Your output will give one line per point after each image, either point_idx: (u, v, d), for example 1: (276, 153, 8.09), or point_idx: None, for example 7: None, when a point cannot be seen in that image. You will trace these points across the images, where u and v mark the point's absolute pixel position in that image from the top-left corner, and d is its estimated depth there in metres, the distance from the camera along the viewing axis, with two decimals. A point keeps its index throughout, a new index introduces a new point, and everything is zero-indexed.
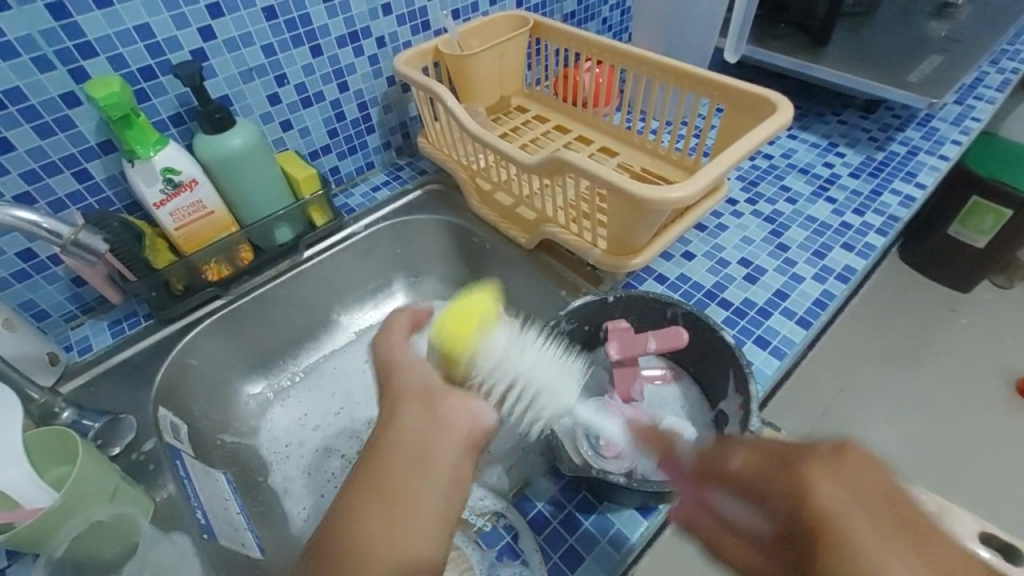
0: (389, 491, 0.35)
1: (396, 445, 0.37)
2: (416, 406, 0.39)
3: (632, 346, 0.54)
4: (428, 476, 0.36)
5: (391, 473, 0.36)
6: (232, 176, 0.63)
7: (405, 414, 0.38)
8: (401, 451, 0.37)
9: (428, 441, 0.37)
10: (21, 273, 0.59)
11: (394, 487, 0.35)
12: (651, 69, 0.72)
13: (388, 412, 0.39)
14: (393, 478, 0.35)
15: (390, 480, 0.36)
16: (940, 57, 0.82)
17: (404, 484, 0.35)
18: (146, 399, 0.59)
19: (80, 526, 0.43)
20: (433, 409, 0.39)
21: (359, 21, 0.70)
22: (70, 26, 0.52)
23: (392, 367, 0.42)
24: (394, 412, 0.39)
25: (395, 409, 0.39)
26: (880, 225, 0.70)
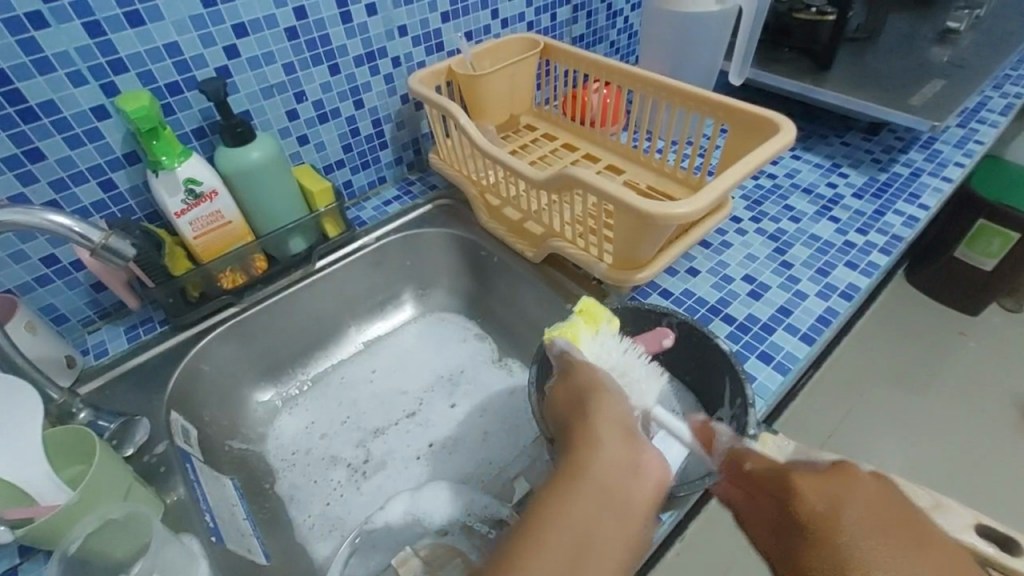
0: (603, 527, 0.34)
1: (601, 460, 0.37)
2: (618, 443, 0.38)
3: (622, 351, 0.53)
4: (615, 518, 0.35)
5: (584, 509, 0.34)
6: (251, 187, 0.65)
7: (612, 445, 0.38)
8: (603, 474, 0.36)
9: (623, 498, 0.36)
10: (43, 277, 0.61)
11: (606, 497, 0.35)
12: (657, 90, 0.74)
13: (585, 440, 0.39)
14: (585, 516, 0.34)
15: (586, 517, 0.34)
16: (943, 82, 0.84)
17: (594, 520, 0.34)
18: (159, 403, 0.60)
19: (95, 522, 0.44)
20: (633, 456, 0.38)
21: (376, 42, 0.73)
22: (104, 43, 0.55)
23: (596, 392, 0.43)
24: (595, 436, 0.38)
25: (592, 443, 0.38)
26: (883, 244, 0.70)
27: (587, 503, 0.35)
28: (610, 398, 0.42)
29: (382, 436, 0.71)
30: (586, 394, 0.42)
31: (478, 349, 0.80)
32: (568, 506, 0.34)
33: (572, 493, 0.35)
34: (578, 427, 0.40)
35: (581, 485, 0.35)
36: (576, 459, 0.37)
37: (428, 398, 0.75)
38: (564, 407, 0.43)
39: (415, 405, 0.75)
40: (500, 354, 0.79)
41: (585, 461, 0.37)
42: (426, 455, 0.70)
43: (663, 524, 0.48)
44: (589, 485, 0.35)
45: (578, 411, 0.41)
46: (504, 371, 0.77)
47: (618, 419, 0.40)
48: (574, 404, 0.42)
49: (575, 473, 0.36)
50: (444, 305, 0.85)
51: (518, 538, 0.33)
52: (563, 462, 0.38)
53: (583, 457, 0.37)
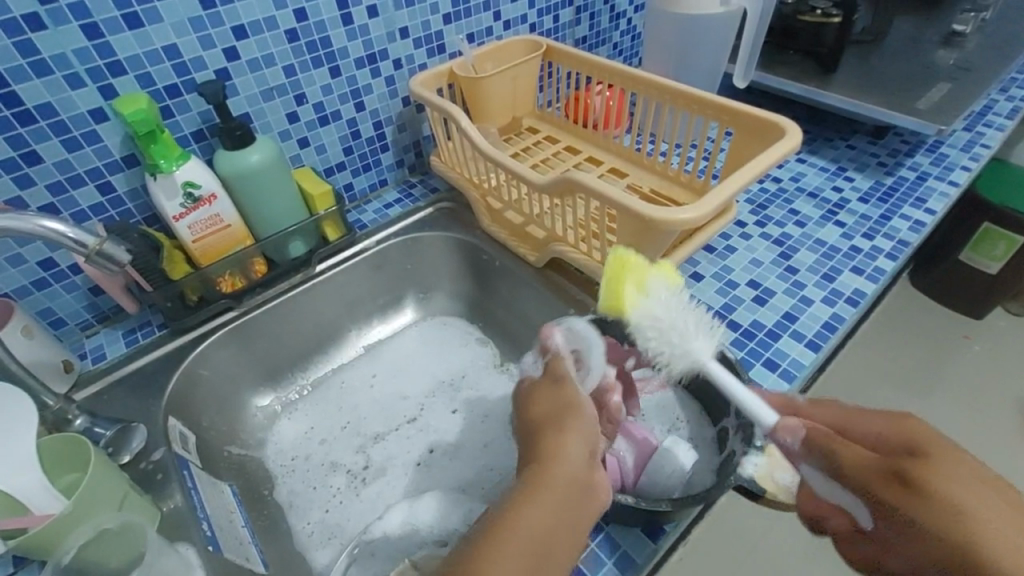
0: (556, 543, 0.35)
1: (562, 474, 0.37)
2: (579, 458, 0.38)
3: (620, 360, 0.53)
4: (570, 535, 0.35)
5: (537, 521, 0.34)
6: (250, 190, 0.64)
7: (573, 463, 0.38)
8: (562, 490, 0.36)
9: (576, 516, 0.36)
10: (41, 281, 0.60)
11: (559, 514, 0.35)
12: (660, 93, 0.73)
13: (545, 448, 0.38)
14: (541, 530, 0.34)
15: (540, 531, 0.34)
16: (949, 85, 0.83)
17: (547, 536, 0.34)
18: (156, 408, 0.60)
19: (88, 533, 0.43)
20: (588, 475, 0.38)
21: (378, 44, 0.72)
22: (102, 45, 0.54)
23: (562, 406, 0.41)
24: (562, 451, 0.38)
25: (557, 457, 0.38)
26: (889, 249, 0.70)
27: (542, 517, 0.35)
28: (584, 416, 0.41)
29: (382, 442, 0.71)
30: (562, 405, 0.41)
31: (480, 353, 0.79)
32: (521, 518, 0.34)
33: (530, 508, 0.35)
34: (547, 437, 0.39)
35: (541, 497, 0.35)
36: (539, 474, 0.37)
37: (429, 404, 0.74)
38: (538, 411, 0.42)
39: (416, 410, 0.74)
40: (502, 359, 0.78)
41: (546, 474, 0.37)
42: (426, 461, 0.69)
43: (667, 536, 0.47)
44: (545, 502, 0.35)
45: (550, 420, 0.40)
46: (505, 377, 0.76)
47: (586, 435, 0.40)
48: (552, 412, 0.41)
49: (536, 487, 0.36)
50: (445, 309, 0.84)
51: (473, 548, 0.33)
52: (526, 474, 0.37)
53: (542, 469, 0.37)
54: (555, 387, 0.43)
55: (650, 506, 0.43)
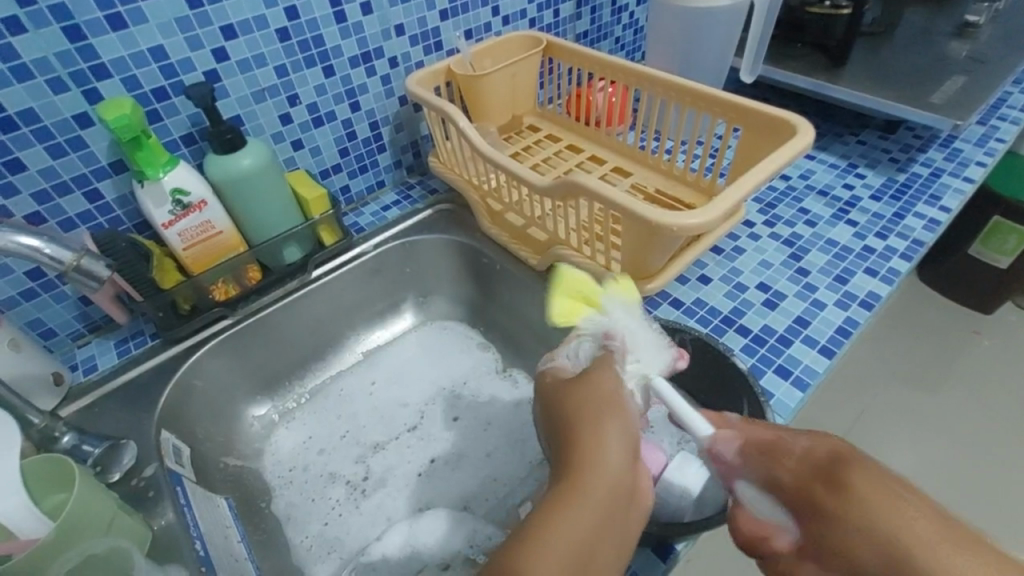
0: (596, 549, 0.33)
1: (604, 474, 0.35)
2: (625, 459, 0.36)
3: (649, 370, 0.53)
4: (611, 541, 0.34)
5: (582, 524, 0.33)
6: (243, 196, 0.62)
7: (616, 466, 0.36)
8: (607, 494, 0.34)
9: (620, 520, 0.34)
10: (29, 292, 0.59)
11: (605, 521, 0.34)
12: (665, 90, 0.71)
13: (591, 447, 0.36)
14: (583, 537, 0.32)
15: (582, 534, 0.32)
16: (963, 78, 0.80)
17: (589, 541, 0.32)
18: (148, 423, 0.58)
19: (75, 559, 0.42)
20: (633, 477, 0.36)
21: (372, 42, 0.70)
22: (85, 48, 0.52)
23: (604, 400, 0.39)
24: (602, 451, 0.36)
25: (605, 461, 0.35)
26: (904, 249, 0.67)
27: (586, 523, 0.33)
28: (626, 415, 0.39)
29: (382, 452, 0.69)
30: (599, 397, 0.39)
31: (480, 358, 0.77)
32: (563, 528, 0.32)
33: (573, 517, 0.33)
34: (586, 436, 0.37)
35: (587, 505, 0.33)
36: (579, 477, 0.35)
37: (430, 411, 0.73)
38: (574, 403, 0.39)
39: (416, 418, 0.72)
40: (504, 365, 0.76)
41: (587, 476, 0.35)
42: (427, 472, 0.67)
43: (678, 556, 0.45)
44: (594, 508, 0.33)
45: (588, 415, 0.38)
46: (507, 383, 0.74)
47: (629, 430, 0.38)
48: (591, 407, 0.38)
49: (576, 491, 0.34)
50: (445, 313, 0.82)
51: (518, 552, 0.31)
52: (567, 475, 0.35)
53: (587, 472, 0.35)
54: (596, 381, 0.40)
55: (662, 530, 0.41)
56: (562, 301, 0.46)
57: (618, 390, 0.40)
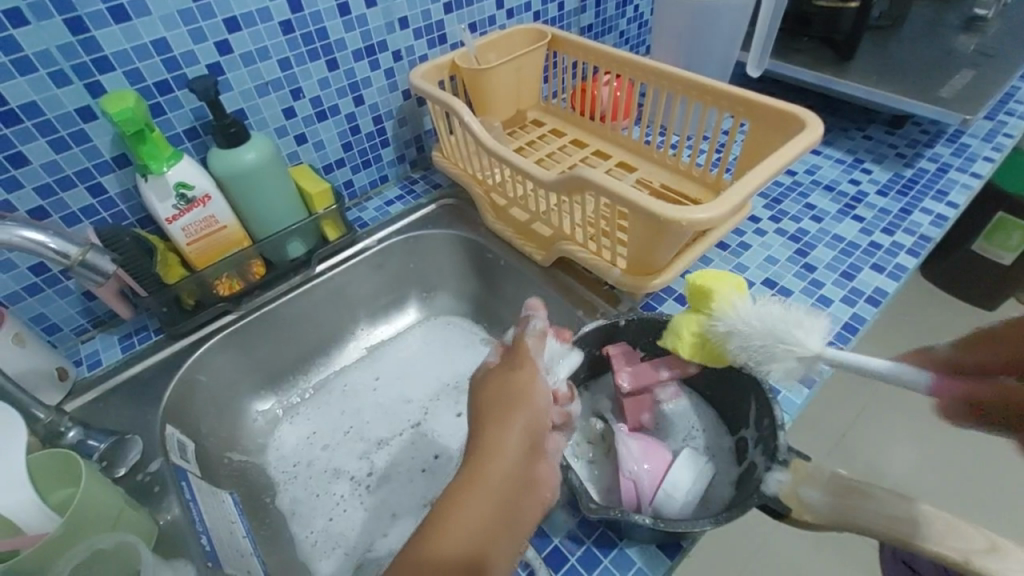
0: (495, 530, 0.35)
1: (497, 464, 0.37)
2: (522, 450, 0.39)
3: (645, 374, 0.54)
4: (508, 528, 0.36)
5: (473, 510, 0.35)
6: (246, 190, 0.62)
7: (512, 459, 0.38)
8: (501, 486, 0.37)
9: (516, 506, 0.36)
10: (32, 286, 0.58)
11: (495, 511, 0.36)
12: (671, 83, 0.70)
13: (485, 442, 0.39)
14: (475, 524, 0.35)
15: (473, 518, 0.35)
16: (971, 72, 0.80)
17: (480, 523, 0.35)
18: (154, 419, 0.58)
19: (82, 554, 0.42)
20: (533, 466, 0.39)
21: (376, 35, 0.69)
22: (87, 41, 0.52)
23: (509, 398, 0.41)
24: (500, 445, 0.38)
25: (495, 450, 0.38)
26: (911, 245, 0.67)
27: (481, 515, 0.35)
28: (532, 405, 0.41)
29: (386, 447, 0.69)
30: (515, 385, 0.42)
31: (485, 354, 0.77)
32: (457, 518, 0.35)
33: (467, 508, 0.35)
34: (490, 429, 0.39)
35: (480, 495, 0.36)
36: (478, 467, 0.37)
37: (434, 407, 0.73)
38: (483, 398, 0.42)
39: (420, 414, 0.72)
40: None
41: (485, 468, 0.37)
42: (431, 467, 0.67)
43: (685, 552, 0.45)
44: (480, 497, 0.36)
45: (501, 404, 0.41)
46: None
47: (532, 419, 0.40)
48: (499, 402, 0.41)
49: (473, 482, 0.36)
50: (449, 309, 0.82)
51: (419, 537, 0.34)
52: (468, 464, 0.38)
53: (477, 463, 0.37)
54: (498, 377, 0.43)
55: (670, 527, 0.41)
56: (682, 321, 0.50)
57: (531, 383, 0.42)
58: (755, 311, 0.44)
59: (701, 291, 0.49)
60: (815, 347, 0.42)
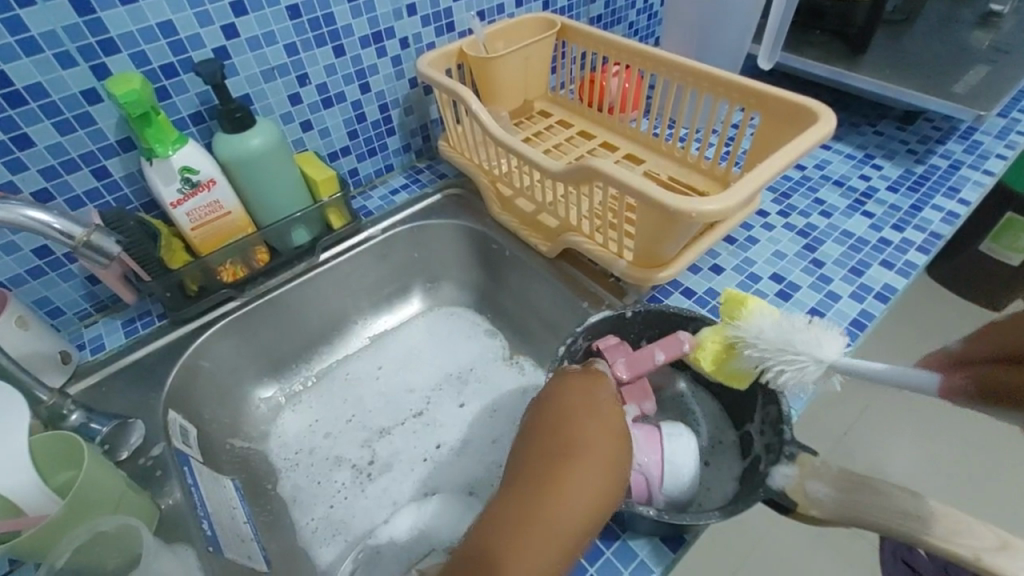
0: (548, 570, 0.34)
1: (561, 493, 0.37)
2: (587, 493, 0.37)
3: (639, 364, 0.52)
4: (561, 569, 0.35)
5: (527, 545, 0.35)
6: (251, 176, 0.62)
7: (577, 498, 0.37)
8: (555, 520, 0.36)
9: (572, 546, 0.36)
10: (36, 270, 0.58)
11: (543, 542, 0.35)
12: (681, 75, 0.70)
13: (552, 474, 0.38)
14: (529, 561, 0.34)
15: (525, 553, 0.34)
16: (986, 68, 0.79)
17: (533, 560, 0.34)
18: (156, 402, 0.58)
19: (84, 535, 0.42)
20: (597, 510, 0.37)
21: (383, 22, 0.68)
22: (93, 22, 0.51)
23: (580, 429, 0.40)
24: (566, 482, 0.37)
25: (560, 487, 0.37)
26: (921, 242, 0.66)
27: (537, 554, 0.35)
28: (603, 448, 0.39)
29: (388, 436, 0.69)
30: (593, 417, 0.42)
31: (488, 346, 0.77)
32: (505, 531, 0.36)
33: (524, 538, 0.35)
34: (558, 462, 0.38)
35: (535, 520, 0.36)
36: (541, 498, 0.37)
37: (436, 397, 0.72)
38: (552, 423, 0.41)
39: (422, 404, 0.72)
40: (511, 352, 0.76)
41: (547, 505, 0.36)
42: (434, 457, 0.67)
43: (688, 546, 0.45)
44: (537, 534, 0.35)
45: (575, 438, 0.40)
46: (515, 370, 0.74)
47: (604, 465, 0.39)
48: (570, 436, 0.40)
49: (532, 517, 0.36)
50: (452, 299, 0.82)
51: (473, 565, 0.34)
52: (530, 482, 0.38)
53: (540, 498, 0.37)
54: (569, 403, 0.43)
55: (673, 519, 0.41)
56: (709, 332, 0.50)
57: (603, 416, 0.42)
58: (773, 321, 0.45)
59: (739, 303, 0.48)
60: (829, 356, 0.41)
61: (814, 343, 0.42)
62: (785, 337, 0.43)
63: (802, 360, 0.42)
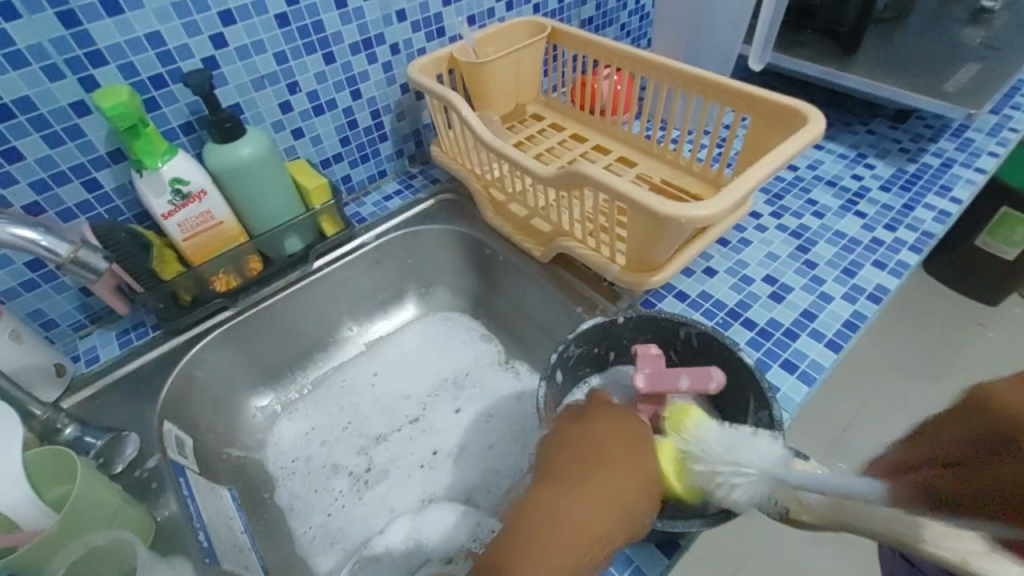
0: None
1: (572, 514, 0.40)
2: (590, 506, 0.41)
3: (661, 380, 0.51)
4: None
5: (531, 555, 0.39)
6: (242, 186, 0.62)
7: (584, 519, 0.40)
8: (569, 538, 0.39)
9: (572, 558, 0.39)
10: (29, 282, 0.58)
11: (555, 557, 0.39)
12: (671, 77, 0.70)
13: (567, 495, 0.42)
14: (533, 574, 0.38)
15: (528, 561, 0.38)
16: (977, 66, 0.79)
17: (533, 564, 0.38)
18: (150, 414, 0.58)
19: (78, 551, 0.43)
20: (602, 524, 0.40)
21: (373, 28, 0.68)
22: (80, 34, 0.51)
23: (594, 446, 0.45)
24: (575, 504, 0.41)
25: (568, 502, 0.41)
26: (913, 241, 0.66)
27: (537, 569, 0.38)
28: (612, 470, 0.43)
29: (384, 443, 0.69)
30: (612, 442, 0.45)
31: (483, 350, 0.77)
32: (523, 549, 0.39)
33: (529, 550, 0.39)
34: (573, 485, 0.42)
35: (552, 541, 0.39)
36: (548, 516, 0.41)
37: (432, 403, 0.72)
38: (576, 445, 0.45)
39: (418, 410, 0.72)
40: (506, 356, 0.76)
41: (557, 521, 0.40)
42: (430, 463, 0.67)
43: (683, 551, 0.45)
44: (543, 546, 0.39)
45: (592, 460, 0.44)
46: (511, 375, 0.74)
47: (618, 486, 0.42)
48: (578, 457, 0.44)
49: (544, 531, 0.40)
50: (448, 304, 0.82)
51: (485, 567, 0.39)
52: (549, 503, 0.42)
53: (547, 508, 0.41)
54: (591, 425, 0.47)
55: (662, 522, 0.42)
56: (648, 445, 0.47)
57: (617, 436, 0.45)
58: (719, 433, 0.43)
59: (680, 416, 0.46)
60: (766, 465, 0.39)
61: (754, 452, 0.40)
62: (730, 446, 0.41)
63: (746, 473, 0.39)
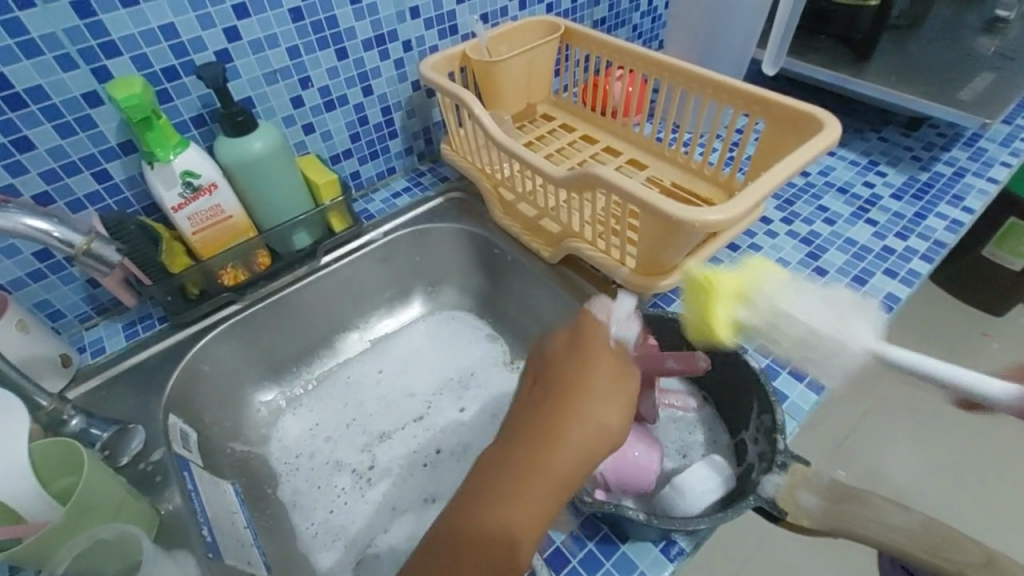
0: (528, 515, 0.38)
1: (553, 456, 0.40)
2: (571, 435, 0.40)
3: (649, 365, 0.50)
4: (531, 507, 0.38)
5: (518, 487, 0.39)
6: (252, 180, 0.61)
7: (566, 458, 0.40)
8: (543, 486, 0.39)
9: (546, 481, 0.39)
10: (36, 272, 0.58)
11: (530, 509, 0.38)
12: (684, 80, 0.69)
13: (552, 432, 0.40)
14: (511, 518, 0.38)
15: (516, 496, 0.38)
16: (992, 75, 0.78)
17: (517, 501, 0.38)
18: (156, 407, 0.58)
19: (83, 543, 0.42)
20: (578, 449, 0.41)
21: (386, 25, 0.68)
22: (95, 24, 0.51)
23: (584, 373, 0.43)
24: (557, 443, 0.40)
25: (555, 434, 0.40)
26: (925, 250, 0.66)
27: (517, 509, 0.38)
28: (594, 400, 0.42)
29: (389, 441, 0.69)
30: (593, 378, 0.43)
31: (489, 350, 0.77)
32: (506, 491, 0.38)
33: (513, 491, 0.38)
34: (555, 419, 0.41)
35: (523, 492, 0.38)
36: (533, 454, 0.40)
37: (437, 401, 0.72)
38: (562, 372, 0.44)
39: (423, 408, 0.72)
40: (512, 356, 0.76)
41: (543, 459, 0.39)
42: (434, 462, 0.67)
43: (687, 557, 0.45)
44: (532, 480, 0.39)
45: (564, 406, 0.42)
46: (516, 374, 0.74)
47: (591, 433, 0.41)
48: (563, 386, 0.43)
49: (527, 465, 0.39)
50: (454, 302, 0.82)
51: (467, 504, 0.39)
52: (521, 452, 0.40)
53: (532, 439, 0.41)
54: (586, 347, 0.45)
55: (664, 523, 0.42)
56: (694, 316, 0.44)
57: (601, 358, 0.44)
58: (788, 289, 0.42)
59: (705, 286, 0.42)
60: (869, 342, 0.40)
61: (846, 331, 0.40)
62: (816, 315, 0.40)
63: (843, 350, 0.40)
